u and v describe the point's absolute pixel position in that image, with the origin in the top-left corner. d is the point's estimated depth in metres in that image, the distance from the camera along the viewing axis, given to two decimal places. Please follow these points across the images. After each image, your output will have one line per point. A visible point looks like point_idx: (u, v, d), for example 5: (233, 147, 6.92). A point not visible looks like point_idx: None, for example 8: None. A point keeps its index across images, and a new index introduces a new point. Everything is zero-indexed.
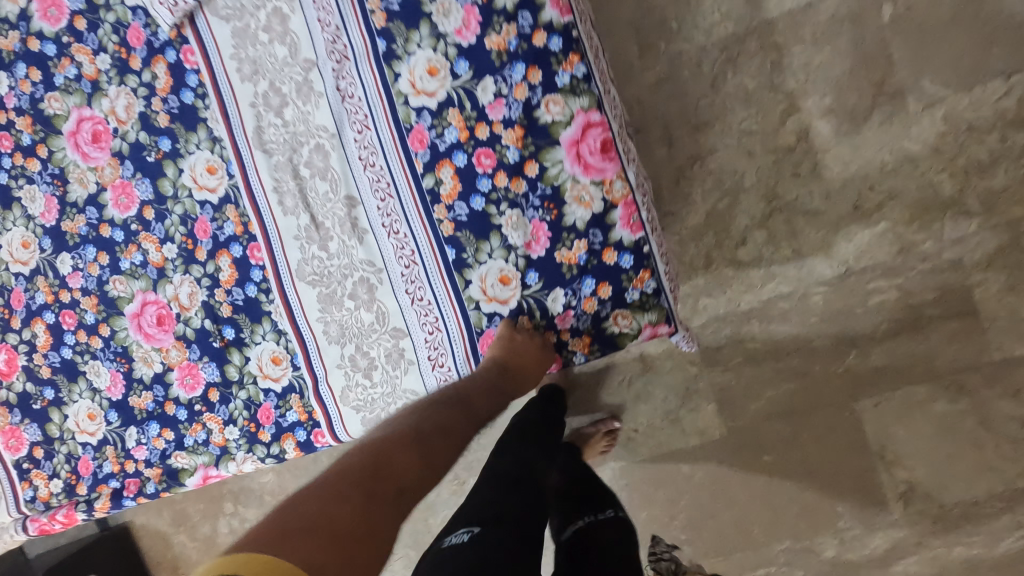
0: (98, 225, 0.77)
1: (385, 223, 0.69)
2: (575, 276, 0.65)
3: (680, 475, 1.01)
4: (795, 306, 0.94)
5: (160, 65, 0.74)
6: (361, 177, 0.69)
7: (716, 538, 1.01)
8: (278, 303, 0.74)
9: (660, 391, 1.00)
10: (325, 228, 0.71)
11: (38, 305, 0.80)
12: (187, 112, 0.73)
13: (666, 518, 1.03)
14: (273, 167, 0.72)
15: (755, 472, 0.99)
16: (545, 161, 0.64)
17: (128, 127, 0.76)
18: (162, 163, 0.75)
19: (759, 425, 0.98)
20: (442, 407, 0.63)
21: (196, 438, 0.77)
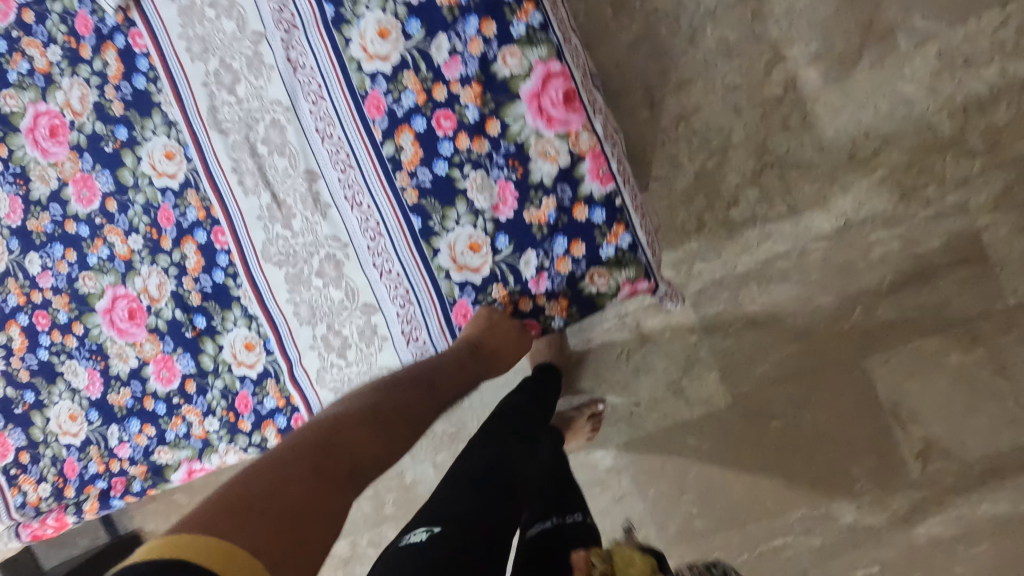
0: (64, 221, 0.77)
1: (348, 195, 0.68)
2: (547, 235, 0.64)
3: (686, 448, 0.98)
4: (795, 264, 0.90)
5: (110, 52, 0.74)
6: (320, 150, 0.69)
7: (729, 510, 0.98)
8: (246, 287, 0.72)
9: (660, 363, 0.97)
10: (287, 206, 0.70)
11: (10, 308, 0.80)
12: (141, 98, 0.73)
13: (675, 493, 0.99)
14: (230, 147, 0.71)
15: (764, 439, 0.95)
16: (506, 117, 0.63)
17: (83, 119, 0.76)
18: (120, 153, 0.75)
19: (765, 391, 0.94)
20: (407, 385, 0.62)
21: (177, 432, 0.76)
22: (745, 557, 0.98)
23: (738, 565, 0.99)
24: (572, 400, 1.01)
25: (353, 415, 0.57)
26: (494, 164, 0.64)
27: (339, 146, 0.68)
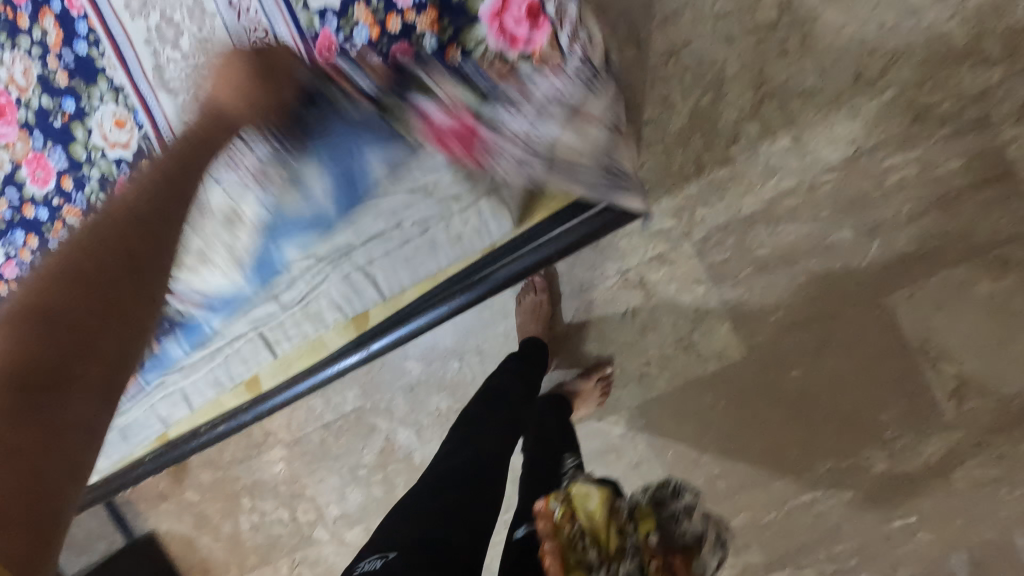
0: (21, 206, 0.74)
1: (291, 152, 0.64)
2: (507, 163, 0.64)
3: (702, 406, 0.93)
4: (804, 201, 0.84)
5: (48, 18, 0.69)
6: None
7: (752, 468, 0.93)
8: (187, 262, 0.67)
9: (667, 319, 0.91)
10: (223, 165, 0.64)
11: None
12: (85, 65, 0.69)
13: (694, 454, 0.95)
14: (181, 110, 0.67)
15: (784, 391, 0.90)
16: (466, 44, 0.59)
17: (30, 94, 0.72)
18: (71, 127, 0.71)
19: (781, 339, 0.88)
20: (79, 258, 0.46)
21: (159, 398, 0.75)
22: (772, 516, 0.94)
23: (766, 524, 0.95)
24: (578, 364, 0.97)
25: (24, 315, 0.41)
26: (455, 94, 0.60)
27: (284, 93, 0.61)
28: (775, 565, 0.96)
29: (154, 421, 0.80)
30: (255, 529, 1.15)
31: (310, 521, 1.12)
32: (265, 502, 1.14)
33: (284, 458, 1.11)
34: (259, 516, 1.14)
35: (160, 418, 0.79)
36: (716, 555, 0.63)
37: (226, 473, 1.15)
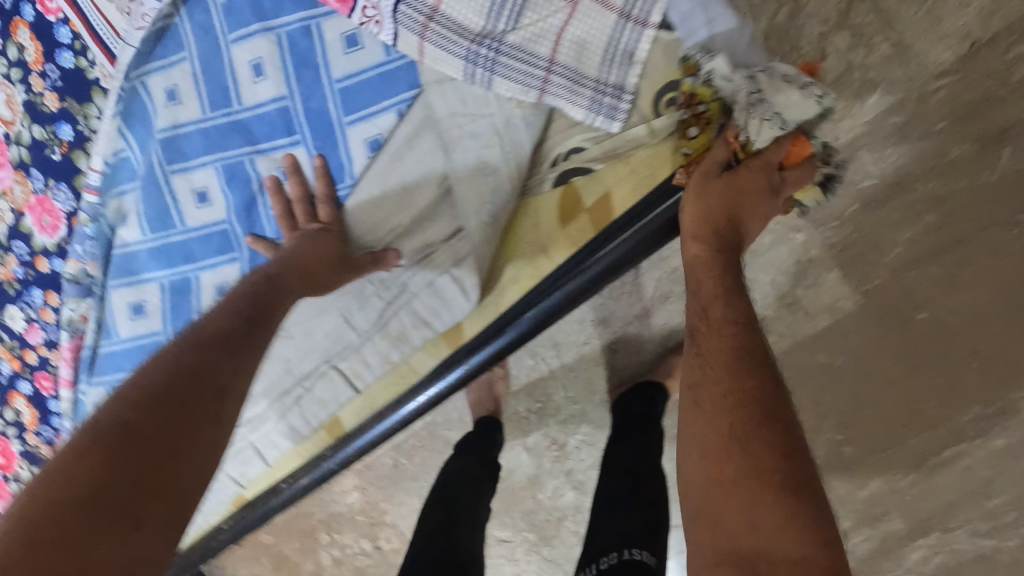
0: (36, 259, 0.72)
1: (286, 114, 0.63)
2: (493, 55, 0.56)
3: (817, 367, 0.83)
4: (913, 114, 0.71)
5: (22, 30, 0.65)
6: (242, 76, 0.62)
7: (882, 427, 0.82)
8: (202, 270, 0.68)
9: (765, 275, 0.81)
10: (213, 142, 0.64)
11: (11, 376, 0.79)
12: (74, 80, 0.65)
13: (814, 419, 0.85)
14: (152, 112, 0.64)
15: (911, 337, 0.78)
16: None
17: (18, 127, 0.69)
18: (71, 156, 0.68)
19: (902, 280, 0.77)
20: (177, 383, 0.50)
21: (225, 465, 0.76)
22: (911, 478, 0.83)
23: (905, 487, 0.84)
24: (668, 343, 0.87)
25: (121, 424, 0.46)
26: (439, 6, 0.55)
27: (285, 56, 0.61)
28: (920, 532, 0.85)
29: (229, 481, 0.78)
30: (337, 564, 1.08)
31: (394, 548, 1.04)
32: (344, 535, 1.06)
33: (357, 486, 1.04)
34: (340, 550, 1.07)
35: (235, 478, 0.77)
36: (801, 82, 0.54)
37: (298, 509, 1.07)
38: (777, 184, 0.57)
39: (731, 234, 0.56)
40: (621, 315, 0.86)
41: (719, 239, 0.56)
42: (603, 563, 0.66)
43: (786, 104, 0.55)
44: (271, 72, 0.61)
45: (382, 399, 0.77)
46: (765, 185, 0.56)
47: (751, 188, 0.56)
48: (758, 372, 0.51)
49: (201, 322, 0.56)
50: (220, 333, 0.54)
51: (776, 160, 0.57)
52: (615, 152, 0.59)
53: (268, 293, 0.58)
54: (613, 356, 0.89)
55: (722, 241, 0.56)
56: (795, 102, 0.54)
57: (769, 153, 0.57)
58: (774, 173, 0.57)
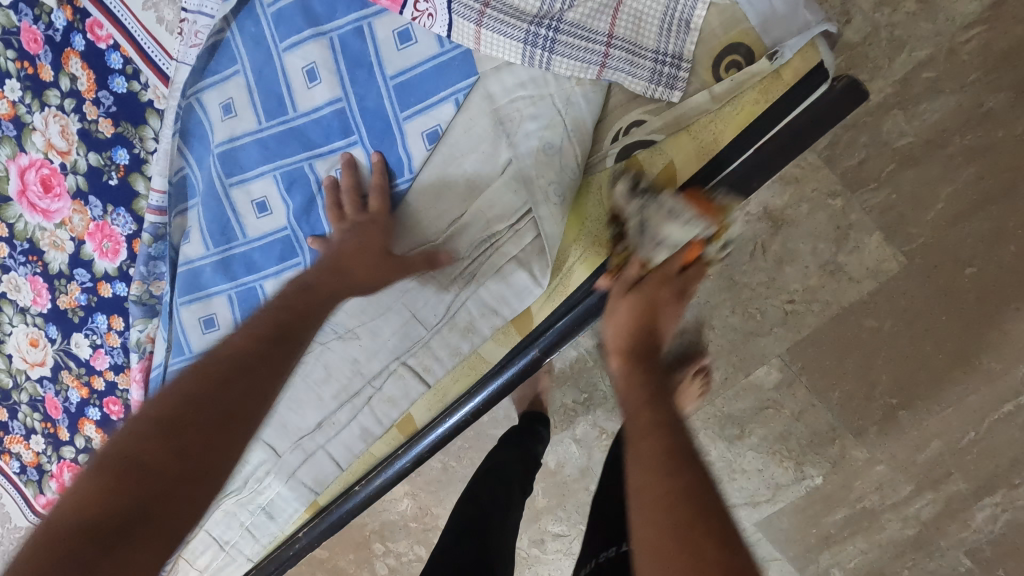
0: (97, 284, 0.74)
1: (343, 114, 0.66)
2: (551, 34, 0.57)
3: (866, 333, 0.82)
4: (945, 69, 0.71)
5: (73, 60, 0.68)
6: (298, 83, 0.66)
7: (938, 387, 0.81)
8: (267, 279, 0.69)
9: (806, 244, 0.80)
10: (272, 149, 0.67)
11: (76, 406, 0.78)
12: (128, 103, 0.69)
13: (866, 387, 0.83)
14: (216, 126, 0.68)
15: (959, 294, 0.78)
16: None
17: (74, 155, 0.71)
18: (128, 179, 0.71)
19: (946, 236, 0.76)
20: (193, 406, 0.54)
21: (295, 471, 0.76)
22: (971, 437, 0.82)
23: (966, 447, 0.82)
24: (712, 322, 0.85)
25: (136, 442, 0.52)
26: None
27: (338, 58, 0.65)
28: (985, 491, 0.83)
29: (302, 490, 0.77)
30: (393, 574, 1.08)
31: None
32: (399, 543, 1.06)
33: (408, 493, 1.04)
34: (395, 558, 1.07)
35: (308, 484, 0.77)
36: (682, 217, 0.59)
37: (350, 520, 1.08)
38: (681, 288, 0.67)
39: (642, 342, 0.66)
40: None
41: (629, 347, 0.66)
42: (603, 557, 0.71)
43: (670, 232, 0.61)
44: (325, 77, 0.65)
45: (455, 391, 0.74)
46: (666, 298, 0.66)
47: (656, 301, 0.65)
48: (686, 466, 0.52)
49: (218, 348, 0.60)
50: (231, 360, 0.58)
51: (674, 270, 0.65)
52: (676, 123, 0.59)
53: (290, 311, 0.61)
54: None
55: (634, 346, 0.66)
56: (677, 231, 0.61)
57: (669, 263, 0.65)
58: (676, 278, 0.66)
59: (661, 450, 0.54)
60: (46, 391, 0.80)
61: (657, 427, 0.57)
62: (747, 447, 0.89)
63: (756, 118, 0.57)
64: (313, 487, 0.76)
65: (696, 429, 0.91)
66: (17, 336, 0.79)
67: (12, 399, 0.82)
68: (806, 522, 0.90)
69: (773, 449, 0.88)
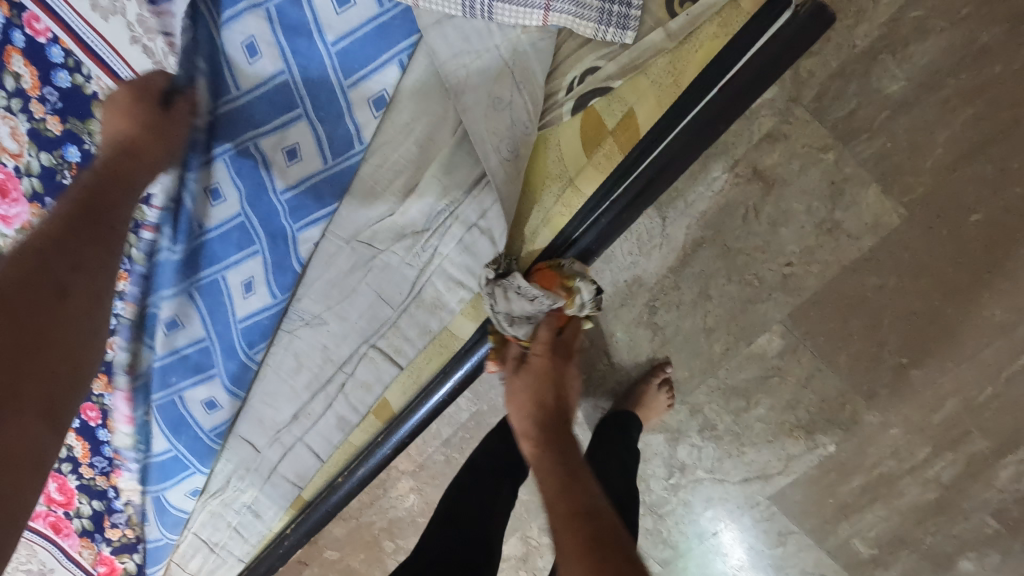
0: None
1: (293, 86, 0.66)
2: None
3: (870, 292, 0.78)
4: (934, 7, 0.68)
5: (15, 57, 0.67)
6: (247, 57, 0.66)
7: (952, 343, 0.78)
8: (237, 271, 0.71)
9: (800, 203, 0.77)
10: (230, 131, 0.67)
11: None
12: (72, 97, 0.67)
13: (875, 348, 0.80)
14: None
15: (965, 243, 0.74)
16: None
17: (27, 158, 0.71)
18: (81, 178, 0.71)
19: (947, 184, 0.73)
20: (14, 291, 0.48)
21: (277, 464, 0.79)
22: (988, 392, 0.78)
23: (984, 403, 0.79)
24: (708, 292, 0.82)
25: None
26: None
27: (277, 30, 0.65)
28: (1007, 448, 0.80)
29: (286, 485, 0.80)
30: None
31: None
32: (408, 540, 1.05)
33: (413, 488, 1.02)
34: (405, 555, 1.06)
35: (291, 479, 0.80)
36: (530, 295, 0.66)
37: (357, 520, 1.06)
38: (563, 351, 0.71)
39: (546, 416, 0.67)
40: (654, 271, 0.83)
41: (534, 429, 0.66)
42: None
43: (525, 310, 0.67)
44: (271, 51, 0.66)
45: (429, 369, 0.78)
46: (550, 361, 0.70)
47: (541, 373, 0.69)
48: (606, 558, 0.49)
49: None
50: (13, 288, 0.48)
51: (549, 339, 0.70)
52: (632, 65, 0.63)
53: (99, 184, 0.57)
54: (653, 315, 0.85)
55: (539, 426, 0.66)
56: (529, 306, 0.66)
57: (539, 334, 0.70)
58: (555, 342, 0.71)
59: (580, 535, 0.51)
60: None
61: (575, 515, 0.54)
62: (754, 419, 0.86)
63: (719, 51, 0.63)
64: (295, 481, 0.80)
65: (700, 403, 0.88)
66: None
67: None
68: (822, 493, 0.87)
69: (782, 419, 0.85)
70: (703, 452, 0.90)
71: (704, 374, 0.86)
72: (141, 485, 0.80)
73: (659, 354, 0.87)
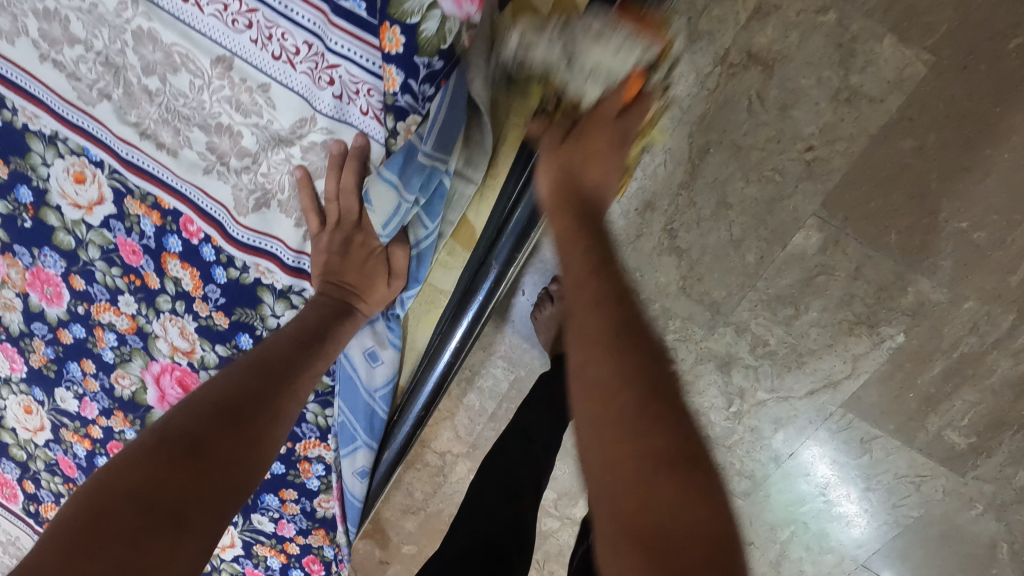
0: (57, 332, 0.79)
1: (232, 31, 0.54)
2: None
3: (908, 156, 0.69)
4: None
5: None
6: (174, 22, 0.55)
7: (1016, 191, 0.68)
8: (253, 267, 0.68)
9: (808, 77, 0.69)
10: (192, 110, 0.60)
11: (84, 455, 0.87)
12: (8, 133, 0.67)
13: (927, 218, 0.71)
14: (124, 112, 0.62)
15: (1009, 74, 0.64)
16: (406, 20, 0.49)
17: None
18: (41, 216, 0.71)
19: (974, 12, 0.63)
20: (289, 353, 0.61)
21: (319, 475, 0.86)
22: None
23: None
24: (727, 200, 0.76)
25: (224, 391, 0.56)
26: None
27: None
28: None
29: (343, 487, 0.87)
30: None
31: None
32: None
33: (472, 470, 1.01)
34: None
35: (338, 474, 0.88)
36: (613, 42, 0.48)
37: (427, 510, 1.06)
38: (625, 136, 0.52)
39: (584, 206, 0.50)
40: (665, 191, 0.77)
41: (572, 208, 0.50)
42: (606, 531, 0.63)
43: (604, 64, 0.49)
44: (394, 91, 0.52)
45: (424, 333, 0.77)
46: (610, 141, 0.51)
47: (601, 151, 0.51)
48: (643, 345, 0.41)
49: (201, 393, 0.55)
50: (234, 407, 0.55)
51: (615, 109, 0.51)
52: None
53: (349, 294, 0.66)
54: (674, 240, 0.79)
55: (574, 207, 0.50)
56: (608, 62, 0.48)
57: (604, 104, 0.51)
58: (619, 115, 0.51)
59: (609, 350, 0.40)
60: (56, 453, 0.89)
61: (620, 341, 0.40)
62: (808, 325, 0.79)
63: None
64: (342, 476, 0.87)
65: (746, 320, 0.81)
66: (12, 405, 0.88)
67: (32, 469, 0.91)
68: (900, 387, 0.80)
69: (838, 319, 0.78)
70: (760, 372, 0.84)
71: (742, 290, 0.80)
72: (287, 522, 0.91)
73: (691, 279, 0.81)
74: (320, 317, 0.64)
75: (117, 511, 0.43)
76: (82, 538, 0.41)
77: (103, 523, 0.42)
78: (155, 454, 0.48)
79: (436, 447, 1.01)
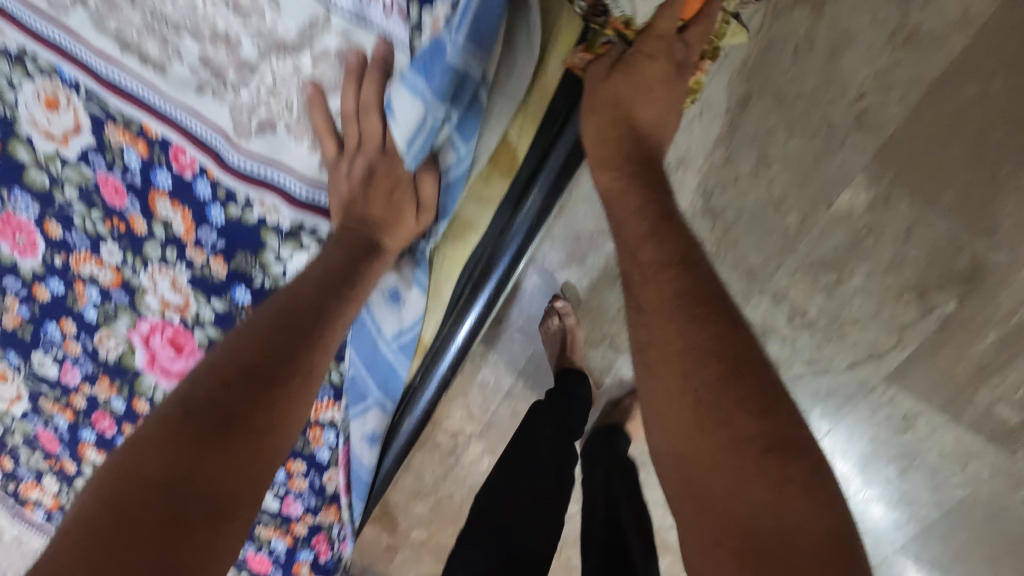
0: (33, 288, 0.73)
1: None
2: None
3: (969, 105, 0.64)
4: None
5: None
6: None
7: None
8: (255, 204, 0.64)
9: (863, 16, 0.62)
10: (187, 16, 0.55)
11: (67, 429, 0.81)
12: None
13: (988, 174, 0.65)
14: (107, 22, 0.57)
15: None
16: None
17: None
18: (12, 152, 0.66)
19: None
20: (317, 305, 0.55)
21: (328, 445, 0.80)
22: None
23: None
24: (769, 155, 0.70)
25: (250, 351, 0.49)
26: None
27: None
28: None
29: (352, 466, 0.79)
30: None
31: None
32: None
33: (485, 451, 0.96)
34: None
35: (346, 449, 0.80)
36: None
37: (438, 494, 1.01)
38: (682, 62, 0.52)
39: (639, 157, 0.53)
40: (700, 147, 0.71)
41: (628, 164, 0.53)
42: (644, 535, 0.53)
43: None
44: None
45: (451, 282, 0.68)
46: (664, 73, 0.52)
47: (653, 90, 0.53)
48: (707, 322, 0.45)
49: (222, 355, 0.49)
50: (264, 367, 0.49)
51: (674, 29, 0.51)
52: None
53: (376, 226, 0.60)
54: (709, 200, 0.73)
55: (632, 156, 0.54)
56: None
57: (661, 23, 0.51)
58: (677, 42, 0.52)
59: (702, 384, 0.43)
60: (35, 426, 0.83)
61: (705, 373, 0.43)
62: (852, 292, 0.74)
63: None
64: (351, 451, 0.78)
65: (785, 288, 0.76)
66: None
67: (9, 444, 0.85)
68: (950, 359, 0.74)
69: (885, 285, 0.73)
70: (799, 344, 0.78)
71: (782, 255, 0.74)
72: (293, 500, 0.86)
73: (726, 244, 0.76)
74: (344, 262, 0.58)
75: (147, 505, 0.38)
76: (112, 536, 0.36)
77: (134, 518, 0.38)
78: (181, 432, 0.42)
79: (448, 426, 0.95)
